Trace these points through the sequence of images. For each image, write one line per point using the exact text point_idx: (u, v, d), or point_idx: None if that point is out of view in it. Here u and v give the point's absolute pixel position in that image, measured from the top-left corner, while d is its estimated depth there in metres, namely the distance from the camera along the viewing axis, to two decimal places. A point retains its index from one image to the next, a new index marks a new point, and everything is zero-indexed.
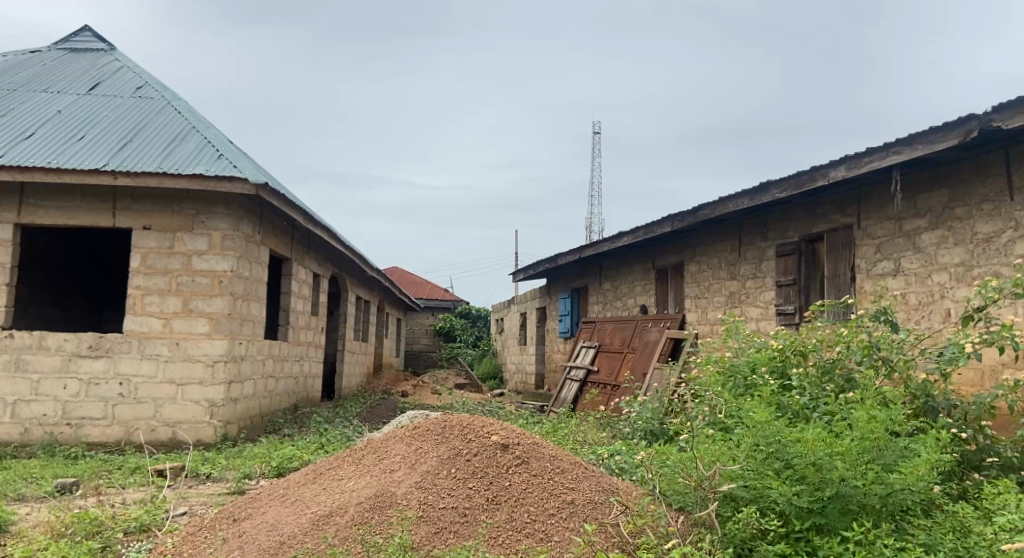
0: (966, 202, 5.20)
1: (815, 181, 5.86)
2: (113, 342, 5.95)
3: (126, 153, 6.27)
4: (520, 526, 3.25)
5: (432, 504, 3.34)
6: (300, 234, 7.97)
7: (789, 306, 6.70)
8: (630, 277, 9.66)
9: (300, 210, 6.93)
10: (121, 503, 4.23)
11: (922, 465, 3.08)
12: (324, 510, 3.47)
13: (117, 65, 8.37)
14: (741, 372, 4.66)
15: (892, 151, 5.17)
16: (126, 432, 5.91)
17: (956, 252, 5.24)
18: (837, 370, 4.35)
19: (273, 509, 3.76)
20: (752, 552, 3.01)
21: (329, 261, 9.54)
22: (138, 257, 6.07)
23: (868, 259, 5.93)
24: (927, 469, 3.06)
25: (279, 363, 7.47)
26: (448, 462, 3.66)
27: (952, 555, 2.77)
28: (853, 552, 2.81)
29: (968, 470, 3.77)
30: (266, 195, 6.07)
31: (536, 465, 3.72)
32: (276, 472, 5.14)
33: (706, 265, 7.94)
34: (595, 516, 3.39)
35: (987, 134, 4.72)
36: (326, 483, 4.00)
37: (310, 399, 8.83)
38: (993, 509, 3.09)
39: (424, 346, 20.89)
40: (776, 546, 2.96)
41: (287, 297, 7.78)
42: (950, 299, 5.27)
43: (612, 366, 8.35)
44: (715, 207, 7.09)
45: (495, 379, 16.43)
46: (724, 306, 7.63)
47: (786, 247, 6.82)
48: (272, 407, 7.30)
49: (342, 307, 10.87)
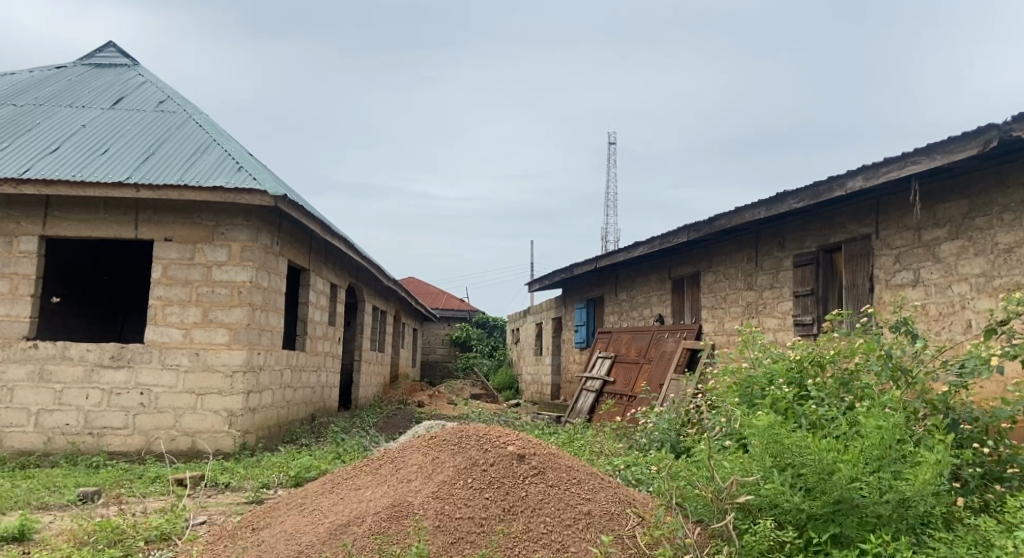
0: (986, 212, 5.16)
1: (832, 191, 5.83)
2: (135, 352, 6.04)
3: (148, 166, 6.38)
4: (537, 537, 3.26)
5: (449, 514, 3.36)
6: (317, 244, 8.03)
7: (807, 317, 6.66)
8: (646, 287, 9.65)
9: (318, 220, 7.00)
10: (142, 512, 4.29)
11: (926, 470, 3.06)
12: (342, 519, 3.50)
13: (139, 80, 8.52)
14: (758, 383, 4.66)
15: (910, 160, 5.14)
16: (147, 441, 5.98)
17: (977, 263, 5.19)
18: (855, 381, 4.31)
19: (292, 517, 3.80)
20: None
21: (346, 271, 9.60)
22: (159, 268, 6.16)
23: (887, 269, 5.89)
24: (931, 474, 3.05)
25: (297, 373, 7.52)
26: (464, 473, 3.66)
27: None
28: None
29: (989, 482, 3.71)
30: (284, 207, 6.13)
31: (552, 475, 3.72)
32: (294, 481, 5.18)
33: (722, 275, 7.92)
34: (611, 527, 3.39)
35: (1007, 144, 4.68)
36: (344, 492, 4.02)
37: (326, 409, 8.87)
38: (1015, 522, 3.03)
39: (439, 356, 20.91)
40: None
41: (305, 307, 7.83)
42: (971, 309, 5.22)
43: (628, 376, 8.33)
44: (731, 216, 7.07)
45: (510, 389, 16.41)
46: (740, 316, 7.60)
47: (803, 257, 6.79)
48: (290, 417, 7.36)
49: (358, 316, 10.93)
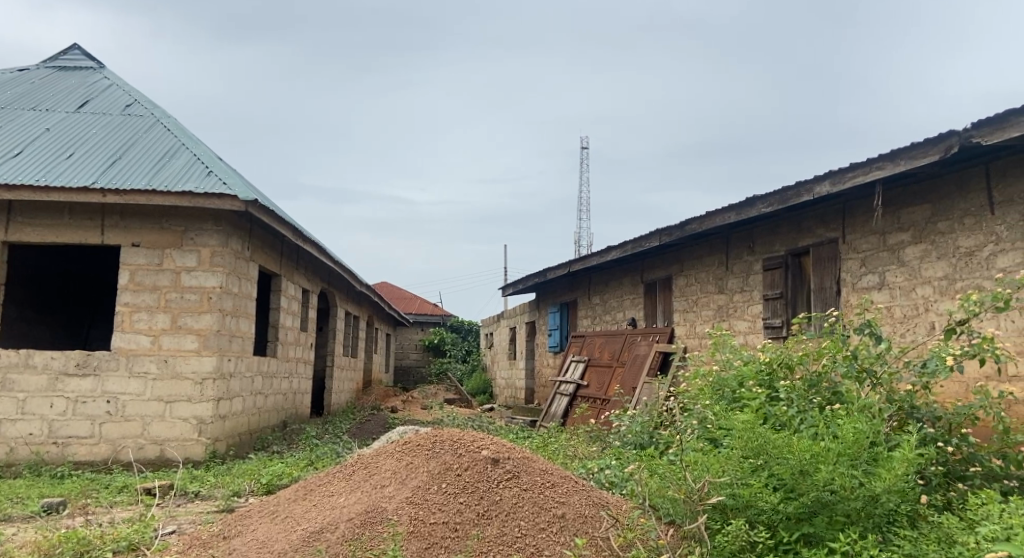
0: (948, 216, 5.30)
1: (800, 196, 5.96)
2: (101, 359, 5.92)
3: (115, 170, 6.28)
4: (511, 541, 3.27)
5: (423, 519, 3.36)
6: (288, 249, 7.94)
7: (776, 320, 6.78)
8: (618, 291, 9.73)
9: (291, 226, 6.95)
10: (109, 522, 4.21)
11: (898, 468, 3.18)
12: (314, 527, 3.48)
13: (105, 83, 8.36)
14: (729, 385, 4.76)
15: (875, 166, 5.27)
16: (113, 450, 5.87)
17: (940, 266, 5.33)
18: (823, 383, 4.45)
19: (263, 526, 3.77)
20: None
21: (318, 276, 9.52)
22: (126, 274, 6.06)
23: (854, 272, 6.03)
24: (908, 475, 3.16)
25: (268, 380, 7.43)
26: (438, 478, 3.67)
27: None
28: None
29: (952, 480, 3.85)
30: (254, 212, 6.05)
31: (526, 479, 3.74)
32: (265, 489, 5.10)
33: (693, 278, 8.02)
34: (586, 529, 3.43)
35: (968, 150, 4.83)
36: (317, 499, 4.02)
37: (298, 416, 8.77)
38: (977, 519, 3.16)
39: (412, 362, 20.75)
40: None
41: (277, 313, 7.75)
42: (934, 311, 5.36)
43: (602, 380, 8.37)
44: (701, 221, 7.16)
45: (483, 393, 16.33)
46: (711, 319, 7.70)
47: (772, 261, 6.91)
48: (261, 424, 7.25)
49: (330, 322, 10.82)
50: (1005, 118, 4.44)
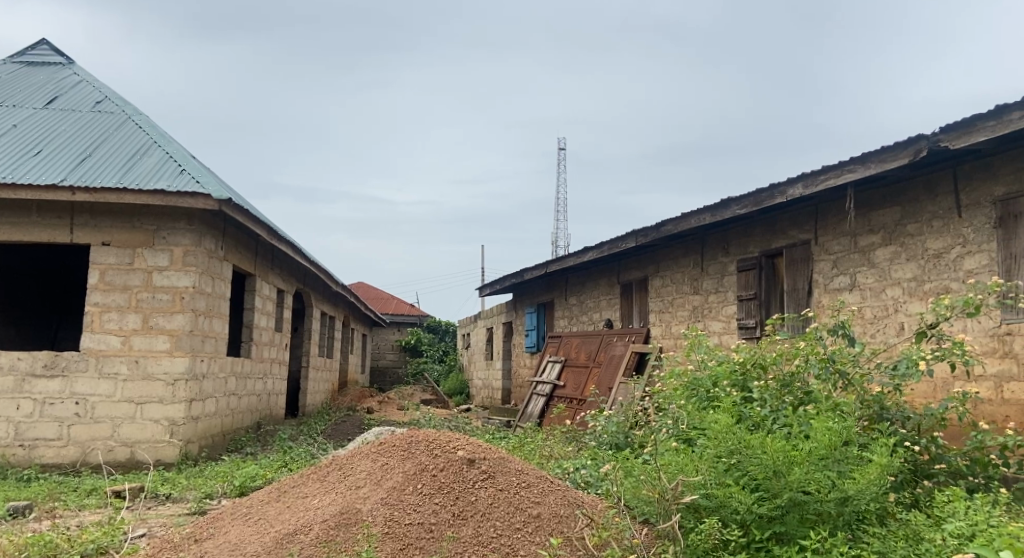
0: (917, 219, 5.42)
1: (773, 199, 6.04)
2: (69, 360, 5.81)
3: (85, 168, 6.16)
4: (487, 541, 3.29)
5: (398, 520, 3.36)
6: (263, 248, 7.86)
7: (750, 320, 6.87)
8: (595, 292, 9.79)
9: (266, 225, 6.88)
10: (77, 526, 4.14)
11: (872, 471, 3.24)
12: (288, 528, 3.46)
13: (74, 79, 8.21)
14: (704, 386, 4.81)
15: (846, 169, 5.37)
16: (82, 452, 5.77)
17: (908, 268, 5.45)
18: (795, 383, 4.52)
19: (236, 528, 3.73)
20: None
21: (294, 276, 9.43)
22: (96, 274, 5.96)
23: (826, 274, 6.13)
24: (877, 474, 3.23)
25: (242, 380, 7.35)
26: (414, 478, 3.67)
27: None
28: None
29: (920, 479, 3.94)
30: (229, 211, 5.98)
31: (502, 479, 3.75)
32: (238, 491, 5.05)
33: (668, 279, 8.09)
34: (561, 529, 3.46)
35: (936, 154, 4.94)
36: (291, 500, 3.99)
37: (272, 417, 8.68)
38: (943, 516, 3.24)
39: (389, 362, 20.64)
40: None
41: (251, 313, 7.67)
42: (903, 312, 5.47)
43: (579, 381, 8.41)
44: (677, 223, 7.23)
45: (460, 394, 16.31)
46: (686, 320, 7.77)
47: (746, 262, 7.01)
48: (235, 425, 7.17)
49: (306, 322, 10.73)
50: (970, 123, 4.55)
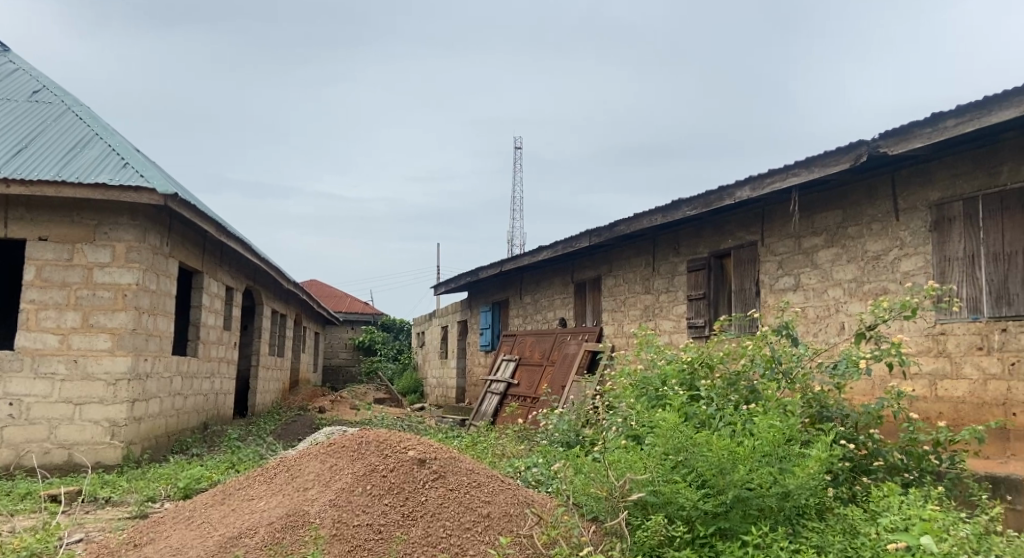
0: (858, 221, 5.59)
1: (722, 201, 6.16)
2: (2, 359, 5.61)
3: (20, 160, 5.92)
4: (436, 541, 3.28)
5: (346, 522, 3.33)
6: (211, 245, 7.68)
7: (699, 319, 7.00)
8: (549, 291, 9.84)
9: (214, 221, 6.72)
10: (8, 532, 3.99)
11: (811, 465, 3.35)
12: (233, 531, 3.40)
13: (11, 67, 7.88)
14: (653, 384, 4.89)
15: (792, 172, 5.51)
16: (17, 455, 5.56)
17: (849, 269, 5.61)
18: (741, 381, 4.63)
19: (178, 532, 3.64)
20: None
21: (243, 273, 9.24)
22: (32, 270, 5.74)
23: (772, 275, 6.28)
24: (817, 470, 3.34)
25: (188, 380, 7.17)
26: (363, 479, 3.64)
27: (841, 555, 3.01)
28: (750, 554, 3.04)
29: (858, 475, 4.08)
30: (174, 206, 5.82)
31: (452, 479, 3.75)
32: (182, 494, 4.92)
33: (621, 278, 8.18)
34: (510, 528, 3.47)
35: (876, 159, 5.10)
36: (236, 503, 3.91)
37: (220, 417, 8.50)
38: (878, 511, 3.37)
39: (342, 361, 20.41)
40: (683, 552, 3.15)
41: (198, 311, 7.50)
42: (844, 312, 5.64)
43: (532, 379, 8.46)
44: (630, 223, 7.32)
45: (414, 392, 16.25)
46: (638, 319, 7.88)
47: (696, 262, 7.13)
48: (180, 426, 7.00)
49: (256, 320, 10.53)
50: (907, 130, 4.71)
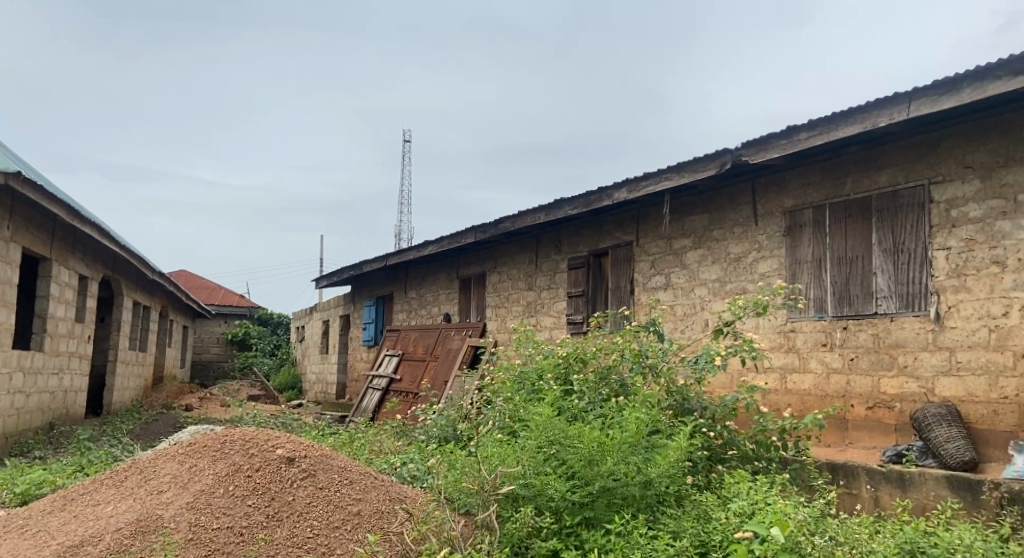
0: (722, 225, 5.92)
1: (601, 201, 6.35)
2: None
3: None
4: (302, 541, 3.16)
5: (204, 525, 3.15)
6: (61, 229, 7.06)
7: (578, 316, 7.19)
8: (434, 286, 9.79)
9: (65, 204, 6.18)
10: None
11: (671, 455, 3.51)
12: (73, 540, 3.13)
13: None
14: (529, 379, 4.97)
15: (664, 176, 5.75)
16: None
17: (714, 269, 5.92)
18: (612, 376, 4.80)
19: (7, 542, 3.32)
20: (528, 549, 3.22)
21: (100, 261, 8.57)
22: None
23: (644, 273, 6.54)
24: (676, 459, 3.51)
25: (31, 376, 6.57)
26: (225, 480, 3.46)
27: (695, 538, 3.14)
28: (612, 541, 3.13)
29: (714, 463, 4.31)
30: (17, 186, 5.30)
31: (322, 477, 3.63)
32: (16, 500, 4.50)
33: (505, 275, 8.26)
34: (381, 524, 3.39)
35: (738, 167, 5.42)
36: (78, 509, 3.61)
37: (70, 416, 7.85)
38: (730, 496, 3.57)
39: (213, 356, 19.47)
40: (549, 542, 3.20)
41: (44, 301, 6.89)
42: (707, 310, 5.95)
43: (415, 374, 8.39)
44: (514, 220, 7.39)
45: (291, 389, 15.80)
46: (520, 315, 7.99)
47: (576, 260, 7.32)
48: (21, 426, 6.40)
49: (114, 312, 9.81)
50: (765, 140, 5.04)
